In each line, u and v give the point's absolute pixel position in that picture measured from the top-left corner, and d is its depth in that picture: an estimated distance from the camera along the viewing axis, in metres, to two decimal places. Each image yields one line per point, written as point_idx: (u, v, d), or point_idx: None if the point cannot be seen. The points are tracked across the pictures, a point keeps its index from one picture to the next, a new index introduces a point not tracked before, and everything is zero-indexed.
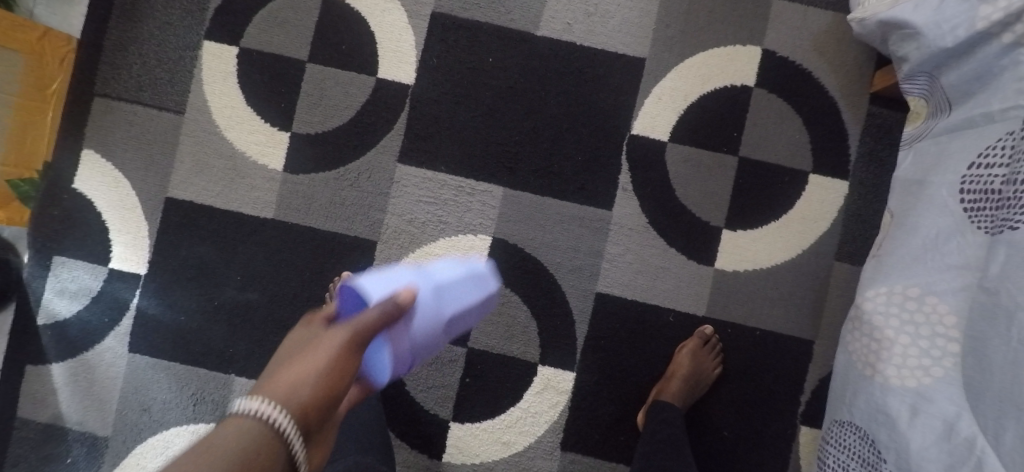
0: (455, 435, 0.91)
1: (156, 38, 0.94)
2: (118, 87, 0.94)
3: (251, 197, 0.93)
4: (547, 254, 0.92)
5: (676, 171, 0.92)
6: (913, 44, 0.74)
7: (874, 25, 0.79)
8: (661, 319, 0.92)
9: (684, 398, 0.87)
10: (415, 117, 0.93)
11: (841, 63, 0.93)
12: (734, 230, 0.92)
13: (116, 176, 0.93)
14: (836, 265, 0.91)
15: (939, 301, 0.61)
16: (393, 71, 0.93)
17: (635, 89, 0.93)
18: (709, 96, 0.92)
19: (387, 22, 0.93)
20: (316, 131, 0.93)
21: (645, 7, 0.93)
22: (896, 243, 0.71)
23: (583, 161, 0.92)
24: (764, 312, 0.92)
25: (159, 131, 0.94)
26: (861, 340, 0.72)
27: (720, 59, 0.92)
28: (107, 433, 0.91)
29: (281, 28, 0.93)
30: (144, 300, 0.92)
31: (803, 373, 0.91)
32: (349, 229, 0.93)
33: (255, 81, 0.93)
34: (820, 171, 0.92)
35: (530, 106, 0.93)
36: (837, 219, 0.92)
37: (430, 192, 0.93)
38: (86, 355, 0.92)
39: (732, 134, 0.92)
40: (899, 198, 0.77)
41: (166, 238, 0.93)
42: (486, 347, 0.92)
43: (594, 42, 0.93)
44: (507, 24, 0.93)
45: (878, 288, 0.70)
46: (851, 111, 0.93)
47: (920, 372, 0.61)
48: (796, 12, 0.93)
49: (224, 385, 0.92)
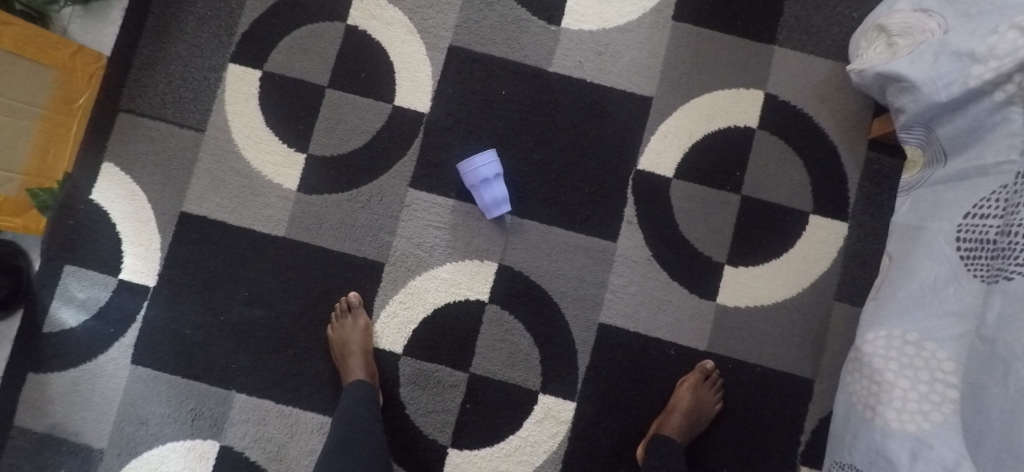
0: (452, 462, 0.90)
1: (183, 59, 0.98)
2: (143, 103, 0.97)
3: (264, 214, 0.95)
4: (552, 282, 0.93)
5: (680, 206, 0.94)
6: (909, 96, 0.76)
7: (872, 76, 0.82)
8: (662, 352, 0.93)
9: (685, 433, 0.87)
10: (428, 144, 0.96)
11: (841, 109, 0.96)
12: (736, 267, 0.93)
13: (134, 189, 0.95)
14: (836, 305, 0.93)
15: (937, 347, 0.63)
16: (409, 100, 0.97)
17: (642, 126, 0.96)
18: (713, 135, 0.95)
19: (406, 52, 0.97)
20: (331, 153, 0.96)
21: (653, 49, 0.97)
22: (893, 288, 0.73)
23: (590, 193, 0.95)
24: (764, 349, 0.92)
25: (179, 148, 0.96)
26: (861, 381, 0.73)
27: (724, 100, 0.96)
28: (102, 446, 0.91)
29: (304, 54, 0.97)
30: (150, 312, 0.93)
31: (802, 411, 0.91)
32: (358, 250, 0.95)
33: (276, 103, 0.97)
34: (821, 212, 0.94)
35: (539, 139, 0.96)
36: (837, 259, 0.93)
37: (439, 217, 0.95)
38: (87, 366, 0.92)
39: (734, 173, 0.95)
40: (897, 243, 0.79)
41: (177, 252, 0.94)
42: (487, 373, 0.92)
43: (603, 80, 0.97)
44: (521, 59, 0.97)
45: (876, 331, 0.72)
46: (850, 155, 0.96)
47: (919, 417, 0.62)
48: (798, 59, 0.97)
49: (224, 401, 0.92)
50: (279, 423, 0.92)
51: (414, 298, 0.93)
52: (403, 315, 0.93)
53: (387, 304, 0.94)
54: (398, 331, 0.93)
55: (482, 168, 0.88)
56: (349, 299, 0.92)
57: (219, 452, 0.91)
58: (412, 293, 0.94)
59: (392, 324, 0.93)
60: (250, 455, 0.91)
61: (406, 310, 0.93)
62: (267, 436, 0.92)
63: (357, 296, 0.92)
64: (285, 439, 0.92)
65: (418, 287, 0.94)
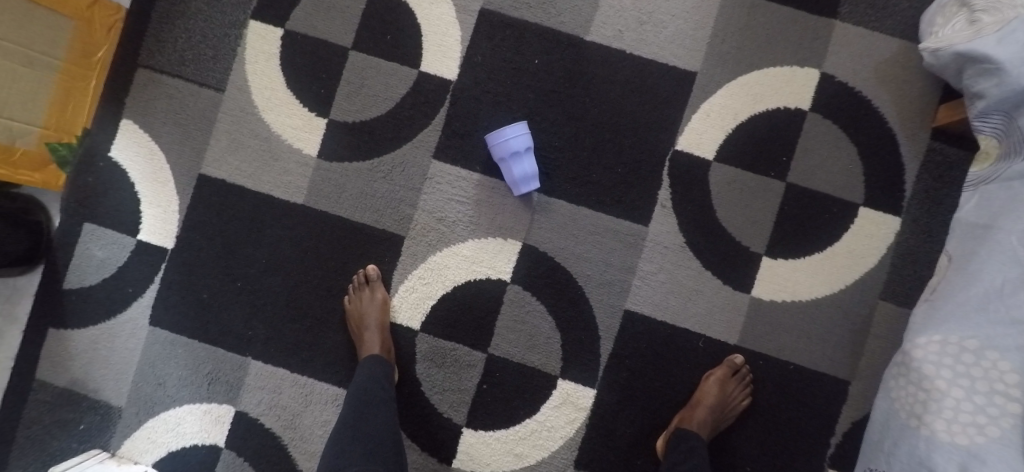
0: (466, 441, 0.88)
1: (203, 15, 0.94)
2: (162, 59, 0.93)
3: (283, 180, 0.92)
4: (578, 265, 0.89)
5: (719, 191, 0.89)
6: (992, 80, 0.69)
7: (949, 56, 0.74)
8: (690, 344, 0.89)
9: (709, 427, 0.84)
10: (453, 114, 0.91)
11: (903, 93, 0.88)
12: (775, 259, 0.88)
13: (152, 147, 0.93)
14: (880, 304, 0.87)
15: (999, 357, 0.59)
16: (436, 65, 0.92)
17: (684, 102, 0.89)
18: (760, 115, 0.88)
19: (434, 14, 0.92)
20: (354, 119, 0.92)
21: (700, 20, 0.90)
22: (952, 291, 0.68)
23: (622, 174, 0.89)
24: (798, 347, 0.88)
25: (198, 107, 0.93)
26: (907, 388, 0.69)
27: (776, 79, 0.88)
28: (121, 404, 0.91)
29: (328, 13, 0.92)
30: (169, 274, 0.92)
31: (835, 413, 0.87)
32: (378, 221, 0.91)
33: (298, 64, 0.92)
34: (872, 205, 0.88)
35: (572, 113, 0.90)
36: (885, 257, 0.87)
37: (463, 191, 0.91)
38: (107, 325, 0.92)
39: (780, 158, 0.88)
40: (960, 242, 0.73)
41: (196, 215, 0.92)
42: (505, 354, 0.89)
43: (644, 51, 0.90)
44: (557, 26, 0.91)
45: (929, 335, 0.67)
46: (910, 145, 0.88)
47: (972, 429, 0.59)
48: (860, 36, 0.89)
49: (240, 368, 0.91)
50: (294, 393, 0.91)
51: (434, 275, 0.90)
52: (422, 291, 0.90)
53: (406, 279, 0.91)
54: (416, 308, 0.91)
55: (512, 140, 0.83)
56: (367, 271, 0.90)
57: (234, 418, 0.91)
58: (432, 269, 0.90)
59: (410, 299, 0.91)
60: (265, 423, 0.91)
61: (425, 286, 0.90)
62: (282, 405, 0.91)
63: (376, 269, 0.90)
64: (299, 409, 0.91)
65: (438, 263, 0.90)
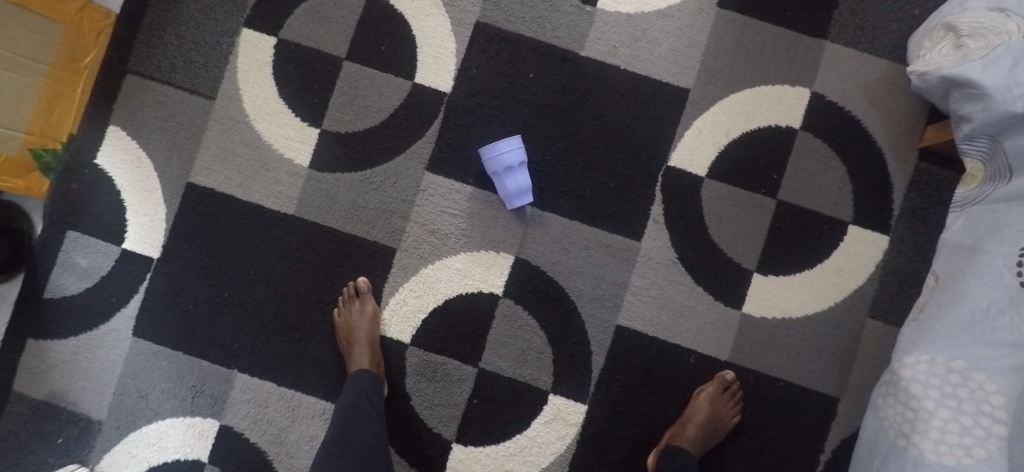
0: (456, 457, 0.87)
1: (195, 22, 0.93)
2: (152, 66, 0.92)
3: (274, 190, 0.91)
4: (571, 280, 0.89)
5: (711, 208, 0.89)
6: (978, 104, 0.71)
7: (936, 80, 0.76)
8: (682, 359, 0.89)
9: (700, 444, 0.84)
10: (448, 127, 0.91)
11: (891, 113, 0.90)
12: (766, 276, 0.88)
13: (139, 155, 0.91)
14: (869, 322, 0.88)
15: (986, 378, 0.60)
16: (430, 77, 0.91)
17: (677, 119, 0.90)
18: (752, 133, 0.89)
19: (429, 26, 0.92)
20: (346, 130, 0.91)
21: (693, 38, 0.91)
22: (939, 312, 0.69)
23: (615, 189, 0.89)
24: (788, 363, 0.88)
25: (187, 115, 0.92)
26: (895, 407, 0.69)
27: (768, 97, 0.90)
28: (101, 417, 0.89)
29: (323, 22, 0.92)
30: (154, 284, 0.90)
31: (825, 429, 0.87)
32: (370, 233, 0.90)
33: (291, 74, 0.92)
34: (861, 223, 0.89)
35: (566, 127, 0.90)
36: (873, 274, 0.88)
37: (456, 204, 0.90)
38: (88, 335, 0.90)
39: (771, 175, 0.89)
40: (948, 262, 0.74)
41: (183, 224, 0.91)
42: (497, 369, 0.88)
43: (638, 68, 0.91)
44: (552, 41, 0.91)
45: (917, 355, 0.68)
46: (897, 164, 0.89)
47: (959, 450, 0.60)
48: (850, 57, 0.90)
49: (225, 380, 0.89)
50: (281, 407, 0.89)
51: (425, 288, 0.90)
52: (412, 304, 0.90)
53: (396, 292, 0.90)
54: (406, 321, 0.90)
55: (506, 154, 0.83)
56: (357, 284, 0.89)
57: (218, 432, 0.89)
58: (424, 282, 0.90)
59: (400, 313, 0.90)
60: (250, 437, 0.89)
61: (416, 299, 0.90)
62: (268, 419, 0.89)
63: (366, 282, 0.89)
64: (285, 423, 0.89)
65: (430, 276, 0.90)
